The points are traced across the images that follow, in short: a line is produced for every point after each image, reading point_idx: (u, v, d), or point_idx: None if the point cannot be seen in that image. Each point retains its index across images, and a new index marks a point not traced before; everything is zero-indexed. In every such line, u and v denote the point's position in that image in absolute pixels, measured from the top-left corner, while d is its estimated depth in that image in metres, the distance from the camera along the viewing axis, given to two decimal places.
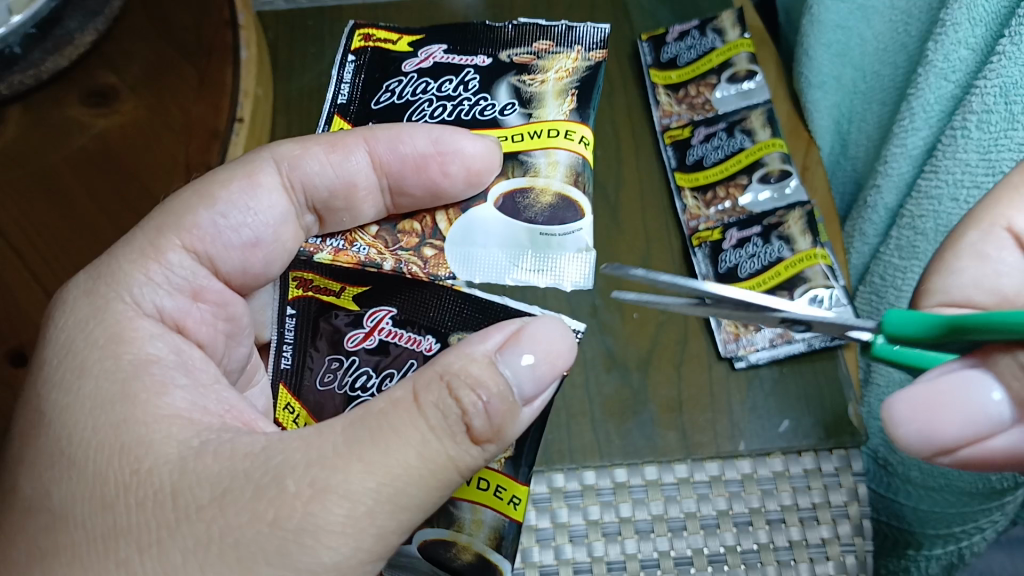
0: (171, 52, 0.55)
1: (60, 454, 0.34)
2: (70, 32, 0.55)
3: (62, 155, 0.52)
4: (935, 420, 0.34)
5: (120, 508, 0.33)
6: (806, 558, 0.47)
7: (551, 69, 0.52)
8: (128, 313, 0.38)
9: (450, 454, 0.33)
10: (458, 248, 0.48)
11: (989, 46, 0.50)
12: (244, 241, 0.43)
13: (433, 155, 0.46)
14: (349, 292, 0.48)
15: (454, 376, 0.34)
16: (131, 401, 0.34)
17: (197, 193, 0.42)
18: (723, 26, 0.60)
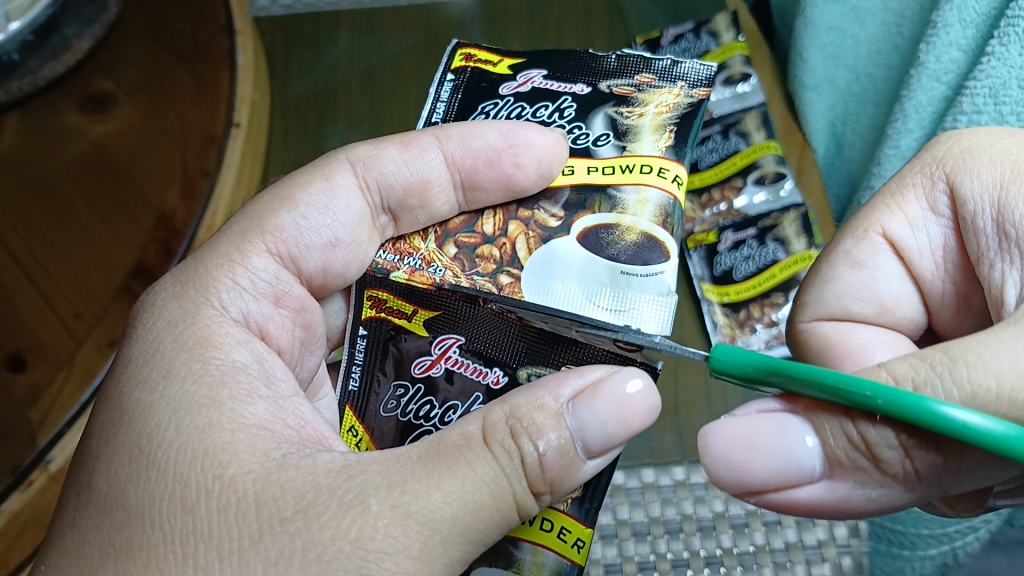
0: (168, 57, 0.56)
1: (140, 454, 0.31)
2: (67, 39, 0.55)
3: (60, 162, 0.52)
4: (750, 461, 0.29)
5: (201, 513, 0.30)
6: (802, 560, 0.47)
7: (651, 103, 0.41)
8: (217, 320, 0.36)
9: (516, 494, 0.31)
10: (535, 277, 0.36)
11: (979, 47, 0.50)
12: (324, 241, 0.39)
13: (505, 148, 0.40)
14: (420, 316, 0.38)
15: (519, 420, 0.32)
16: (216, 408, 0.32)
17: (277, 196, 0.40)
18: (718, 28, 0.61)
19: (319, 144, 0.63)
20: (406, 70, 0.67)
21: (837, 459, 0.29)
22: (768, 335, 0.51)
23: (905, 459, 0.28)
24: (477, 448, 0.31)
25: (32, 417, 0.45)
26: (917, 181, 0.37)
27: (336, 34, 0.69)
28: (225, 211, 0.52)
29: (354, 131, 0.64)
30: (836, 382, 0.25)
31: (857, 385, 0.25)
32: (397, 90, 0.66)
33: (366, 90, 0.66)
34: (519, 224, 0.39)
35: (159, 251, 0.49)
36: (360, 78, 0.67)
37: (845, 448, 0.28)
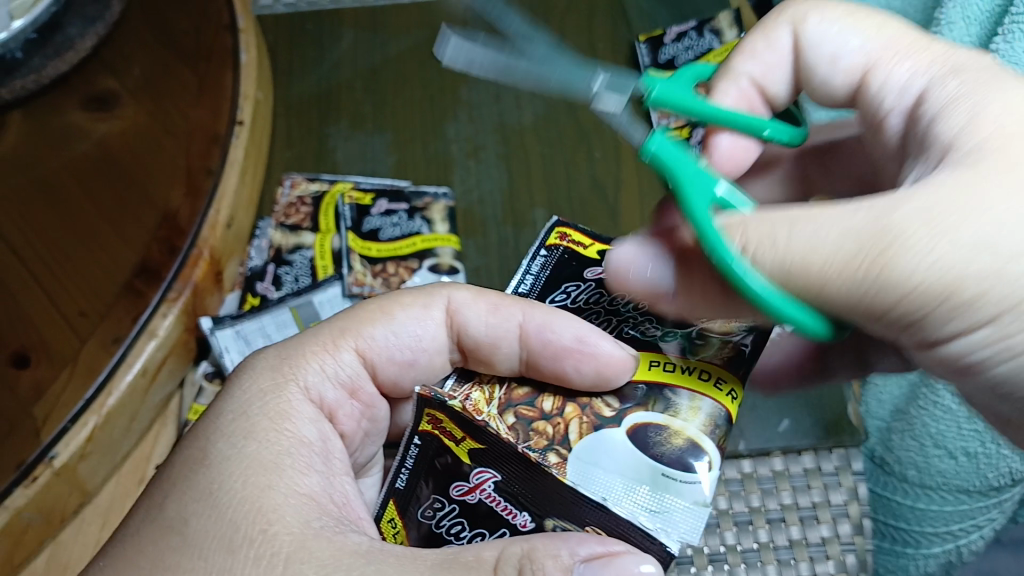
0: (172, 56, 0.56)
1: (209, 494, 0.35)
2: (70, 37, 0.55)
3: (63, 159, 0.51)
4: (629, 278, 0.36)
5: (241, 557, 0.33)
6: (805, 558, 0.46)
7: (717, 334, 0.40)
8: (296, 397, 0.39)
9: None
10: (579, 465, 0.36)
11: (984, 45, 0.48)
12: (402, 359, 0.42)
13: (569, 348, 0.38)
14: (468, 445, 0.35)
15: (531, 562, 0.32)
16: (279, 471, 0.36)
17: (380, 307, 0.42)
18: (721, 27, 0.62)
19: (321, 141, 0.64)
20: (409, 68, 0.67)
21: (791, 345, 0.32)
22: None
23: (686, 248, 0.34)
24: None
25: (36, 413, 0.45)
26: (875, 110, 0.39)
27: (339, 33, 0.69)
28: (228, 208, 0.55)
29: (357, 129, 0.64)
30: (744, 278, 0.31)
31: (714, 247, 0.31)
32: (400, 89, 0.66)
33: (371, 88, 0.66)
34: (575, 408, 0.38)
35: (163, 249, 0.50)
36: (364, 77, 0.67)
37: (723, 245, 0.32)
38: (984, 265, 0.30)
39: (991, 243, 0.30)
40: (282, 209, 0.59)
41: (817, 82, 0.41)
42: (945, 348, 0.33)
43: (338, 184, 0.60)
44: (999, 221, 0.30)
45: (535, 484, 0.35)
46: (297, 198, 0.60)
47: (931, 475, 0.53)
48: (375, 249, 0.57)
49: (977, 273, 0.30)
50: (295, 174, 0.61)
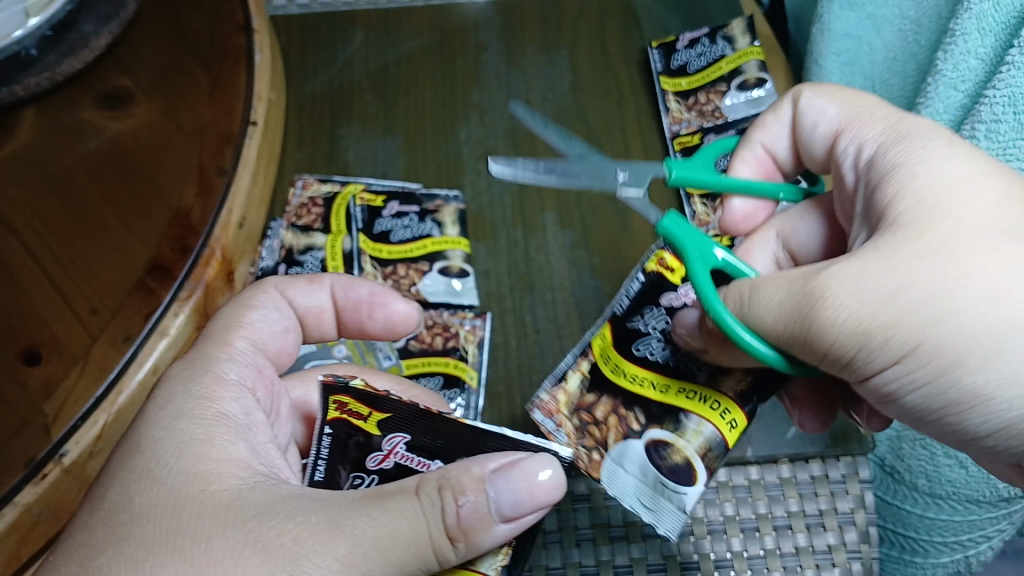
0: (186, 56, 0.56)
1: (148, 472, 0.34)
2: (85, 35, 0.55)
3: (76, 157, 0.51)
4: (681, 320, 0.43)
5: (187, 513, 0.32)
6: (811, 565, 0.47)
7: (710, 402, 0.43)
8: (224, 375, 0.39)
9: (431, 536, 0.32)
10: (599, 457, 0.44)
11: (999, 56, 0.48)
12: (281, 331, 0.44)
13: (365, 303, 0.46)
14: (378, 417, 0.36)
15: (449, 482, 0.32)
16: (205, 444, 0.35)
17: (241, 304, 0.44)
18: (734, 34, 0.62)
19: (333, 142, 0.64)
20: (421, 70, 0.67)
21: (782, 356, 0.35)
22: None
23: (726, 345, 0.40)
24: (408, 500, 0.32)
25: (46, 410, 0.45)
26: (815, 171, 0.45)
27: (350, 33, 0.69)
28: (240, 207, 0.54)
29: (368, 130, 0.64)
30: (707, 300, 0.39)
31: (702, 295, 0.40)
32: (412, 90, 0.66)
33: (381, 89, 0.66)
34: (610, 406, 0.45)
35: (174, 248, 0.50)
36: (375, 77, 0.67)
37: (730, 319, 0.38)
38: (884, 317, 0.33)
39: (895, 298, 0.33)
40: (293, 210, 0.59)
41: (805, 149, 0.45)
42: (878, 385, 0.35)
43: (349, 186, 0.60)
44: (898, 283, 0.33)
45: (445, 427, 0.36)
46: (308, 199, 0.59)
47: (941, 486, 0.53)
48: (386, 251, 0.58)
49: (883, 329, 0.33)
50: (306, 175, 0.61)
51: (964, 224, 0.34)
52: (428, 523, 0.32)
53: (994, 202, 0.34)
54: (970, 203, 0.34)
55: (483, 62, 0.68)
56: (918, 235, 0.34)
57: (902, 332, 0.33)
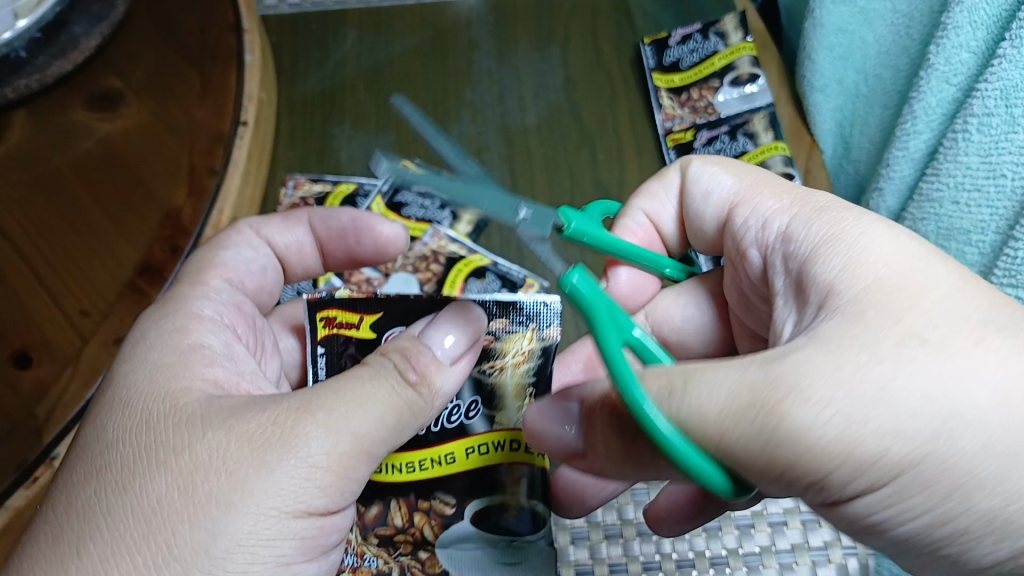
0: (178, 57, 0.56)
1: (119, 407, 0.33)
2: (75, 37, 0.55)
3: (65, 158, 0.51)
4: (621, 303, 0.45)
5: (160, 433, 0.32)
6: (807, 562, 0.46)
7: (508, 350, 0.42)
8: (195, 307, 0.38)
9: (399, 397, 0.33)
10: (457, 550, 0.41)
11: (990, 50, 0.48)
12: (256, 269, 0.44)
13: (348, 230, 0.45)
14: (369, 321, 0.40)
15: (388, 347, 0.34)
16: (178, 365, 0.34)
17: (210, 246, 0.43)
18: (726, 29, 0.61)
19: (325, 142, 0.64)
20: (413, 68, 0.67)
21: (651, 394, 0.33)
22: None
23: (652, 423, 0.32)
24: (355, 369, 0.33)
25: (38, 413, 0.45)
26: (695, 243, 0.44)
27: (343, 33, 0.69)
28: (230, 208, 0.55)
29: (361, 130, 0.64)
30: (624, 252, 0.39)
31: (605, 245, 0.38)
32: (404, 89, 0.66)
33: (373, 88, 0.66)
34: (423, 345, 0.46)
35: (164, 248, 0.50)
36: (367, 76, 0.67)
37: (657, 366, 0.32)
38: (880, 424, 0.26)
39: (872, 402, 0.26)
40: (285, 210, 0.59)
41: (695, 219, 0.42)
42: (846, 509, 0.28)
43: (340, 186, 0.59)
44: (881, 387, 0.27)
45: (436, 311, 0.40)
46: (300, 198, 0.59)
47: None
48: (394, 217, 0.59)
49: (876, 433, 0.26)
50: (297, 175, 0.61)
51: (942, 319, 0.28)
52: (398, 389, 0.33)
53: (938, 254, 0.31)
54: (937, 275, 0.30)
55: (475, 60, 0.67)
56: (901, 307, 0.29)
57: (864, 436, 0.26)
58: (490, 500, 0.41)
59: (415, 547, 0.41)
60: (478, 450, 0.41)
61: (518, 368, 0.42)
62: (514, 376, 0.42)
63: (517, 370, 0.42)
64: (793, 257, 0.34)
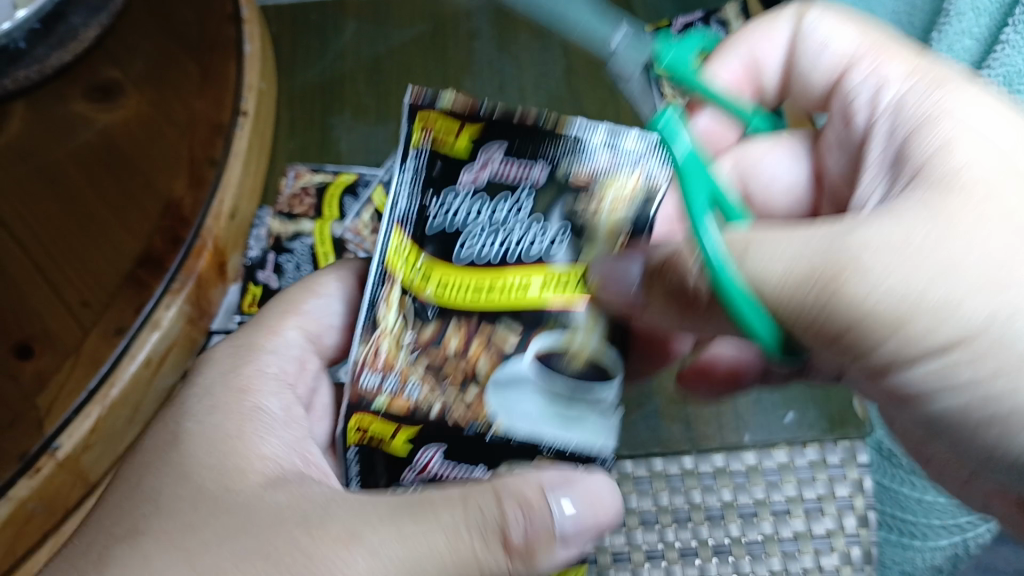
0: (174, 47, 0.55)
1: (170, 464, 0.33)
2: (74, 27, 0.55)
3: (68, 151, 0.51)
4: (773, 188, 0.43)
5: (204, 509, 0.31)
6: (810, 550, 0.47)
7: (607, 192, 0.35)
8: (258, 373, 0.38)
9: (476, 556, 0.30)
10: (502, 393, 0.34)
11: (993, 36, 0.47)
12: (338, 326, 0.42)
13: None
14: (427, 344, 0.35)
15: (507, 497, 0.31)
16: (239, 438, 0.35)
17: (296, 295, 0.42)
18: (728, 18, 0.61)
19: (324, 133, 0.64)
20: (413, 59, 0.67)
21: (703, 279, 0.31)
22: None
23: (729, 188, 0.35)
24: (452, 508, 0.31)
25: (38, 405, 0.45)
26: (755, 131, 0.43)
27: (342, 24, 0.69)
28: (231, 198, 0.55)
29: (361, 121, 0.64)
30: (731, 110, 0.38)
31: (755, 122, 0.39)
32: (404, 79, 0.66)
33: (372, 79, 0.66)
34: None
35: (166, 239, 0.50)
36: (366, 67, 0.66)
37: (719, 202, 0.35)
38: (940, 295, 0.27)
39: (926, 253, 0.27)
40: (285, 200, 0.60)
41: (797, 79, 0.42)
42: (894, 379, 0.29)
43: (342, 176, 0.61)
44: (968, 246, 0.27)
45: (539, 141, 0.35)
46: (301, 188, 0.60)
47: None
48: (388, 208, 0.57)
49: (931, 309, 0.27)
50: (298, 165, 0.62)
51: (1004, 204, 0.28)
52: (479, 549, 0.30)
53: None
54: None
55: (475, 50, 0.67)
56: (958, 186, 0.29)
57: (926, 306, 0.27)
58: (558, 339, 0.34)
59: (468, 380, 0.34)
60: (553, 288, 0.35)
61: (614, 212, 0.35)
62: (608, 217, 0.35)
63: (616, 211, 0.35)
64: (902, 124, 0.33)
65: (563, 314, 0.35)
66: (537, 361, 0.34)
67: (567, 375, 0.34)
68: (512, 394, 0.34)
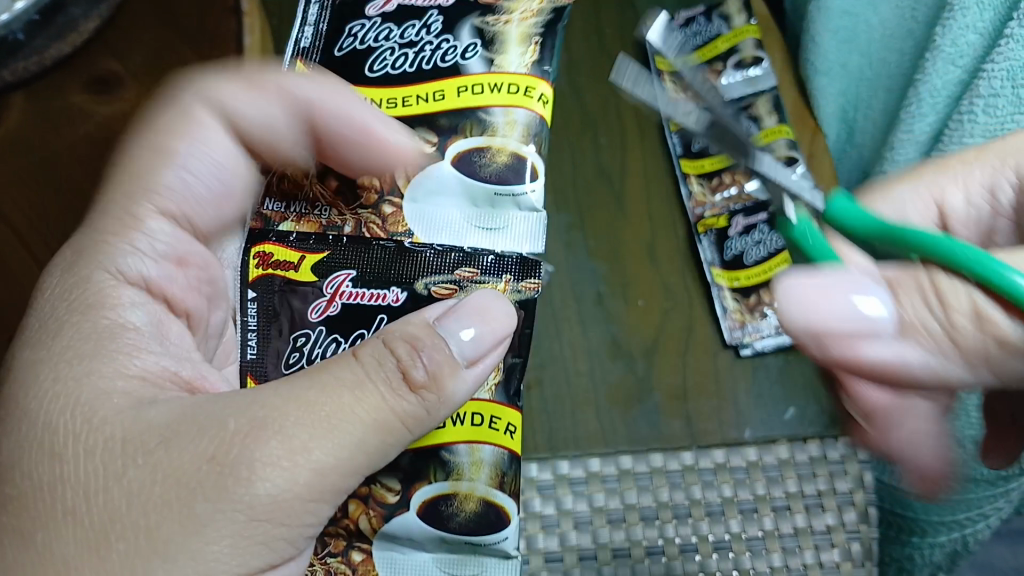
0: (171, 35, 0.54)
1: (17, 407, 0.32)
2: (73, 19, 0.51)
3: (68, 142, 0.54)
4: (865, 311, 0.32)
5: (68, 459, 0.31)
6: (811, 545, 0.47)
7: (514, 12, 0.51)
8: (111, 283, 0.36)
9: (392, 407, 0.33)
10: (417, 208, 0.48)
11: (997, 30, 0.48)
12: (208, 191, 0.43)
13: (364, 134, 0.44)
14: (307, 263, 0.45)
15: (394, 337, 0.34)
16: (98, 357, 0.33)
17: (149, 151, 0.41)
18: (730, 12, 0.61)
19: None
20: None
21: (915, 323, 0.27)
22: (778, 318, 0.52)
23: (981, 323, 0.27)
24: (348, 363, 0.33)
25: None
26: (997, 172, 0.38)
27: None
28: None
29: None
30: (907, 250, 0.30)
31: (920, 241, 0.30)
32: None
33: None
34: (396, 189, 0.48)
35: None
36: None
37: (918, 308, 0.27)
38: None
39: None
40: None
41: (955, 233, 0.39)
42: None
43: None
44: None
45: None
46: None
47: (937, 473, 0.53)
48: None
49: None
50: None
51: None
52: (390, 397, 0.33)
53: None
54: None
55: None
56: None
57: None
58: (480, 143, 0.48)
59: (379, 198, 0.48)
60: (470, 90, 0.49)
61: (525, 22, 0.51)
62: (520, 27, 0.51)
63: (523, 22, 0.51)
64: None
65: (484, 116, 0.48)
66: (457, 169, 0.48)
67: (488, 175, 0.47)
68: (428, 205, 0.48)
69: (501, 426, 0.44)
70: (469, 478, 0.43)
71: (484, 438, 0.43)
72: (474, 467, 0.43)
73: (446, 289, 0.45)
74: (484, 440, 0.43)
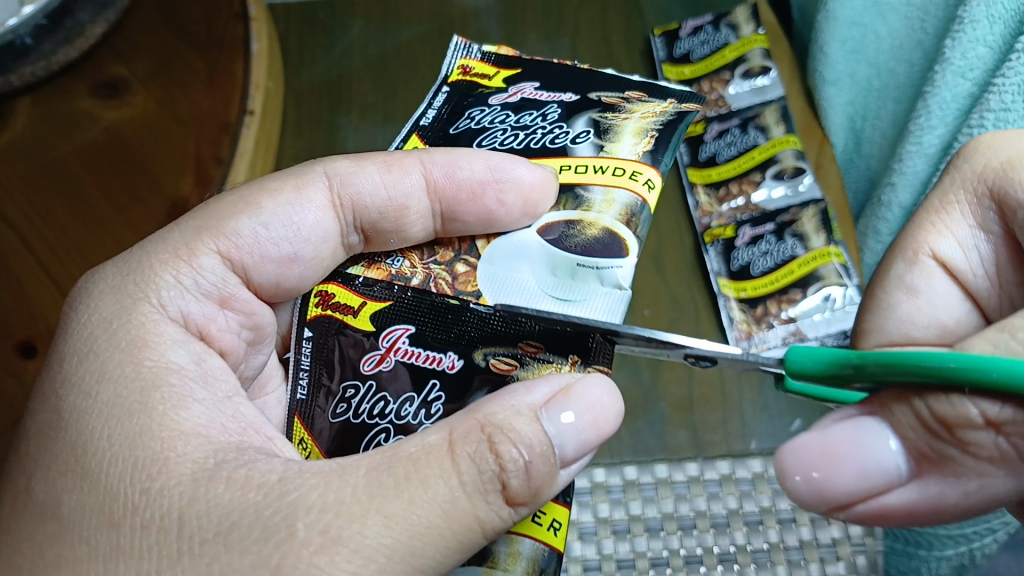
0: (180, 44, 0.54)
1: (74, 463, 0.31)
2: (80, 23, 0.54)
3: (73, 147, 0.52)
4: (832, 474, 0.29)
5: (128, 529, 0.30)
6: (816, 558, 0.46)
7: (638, 111, 0.42)
8: (153, 317, 0.35)
9: (478, 517, 0.30)
10: (492, 270, 0.38)
11: (1007, 44, 0.48)
12: (282, 255, 0.38)
13: (490, 182, 0.39)
14: (368, 309, 0.38)
15: (496, 428, 0.31)
16: (147, 414, 0.32)
17: (240, 198, 0.38)
18: (738, 21, 0.61)
19: (332, 132, 0.63)
20: (420, 58, 0.66)
21: (923, 454, 0.28)
22: (785, 331, 0.50)
23: (997, 439, 0.26)
24: (441, 458, 0.30)
25: None
26: (960, 195, 0.36)
27: (349, 23, 0.68)
28: None
29: (368, 120, 0.63)
30: (932, 363, 0.25)
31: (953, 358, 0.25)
32: (411, 76, 0.65)
33: (379, 79, 0.65)
34: (449, 250, 0.40)
35: None
36: (372, 67, 0.66)
37: (927, 439, 0.28)
38: None
39: None
40: None
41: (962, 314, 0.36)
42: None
43: None
44: None
45: (569, 75, 0.45)
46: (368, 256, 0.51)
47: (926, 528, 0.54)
48: None
49: None
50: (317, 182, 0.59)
51: None
52: (483, 511, 0.30)
53: None
54: None
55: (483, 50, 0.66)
56: None
57: None
58: (571, 216, 0.39)
59: (454, 257, 0.40)
60: (569, 168, 0.40)
61: (643, 120, 0.41)
62: (637, 122, 0.41)
63: (643, 118, 0.41)
64: None
65: (580, 192, 0.39)
66: (543, 237, 0.39)
67: (572, 245, 0.38)
68: (502, 268, 0.38)
69: (544, 522, 0.36)
70: (503, 568, 0.35)
71: (522, 528, 0.36)
72: (510, 558, 0.35)
73: (505, 363, 0.36)
74: (524, 531, 0.36)
